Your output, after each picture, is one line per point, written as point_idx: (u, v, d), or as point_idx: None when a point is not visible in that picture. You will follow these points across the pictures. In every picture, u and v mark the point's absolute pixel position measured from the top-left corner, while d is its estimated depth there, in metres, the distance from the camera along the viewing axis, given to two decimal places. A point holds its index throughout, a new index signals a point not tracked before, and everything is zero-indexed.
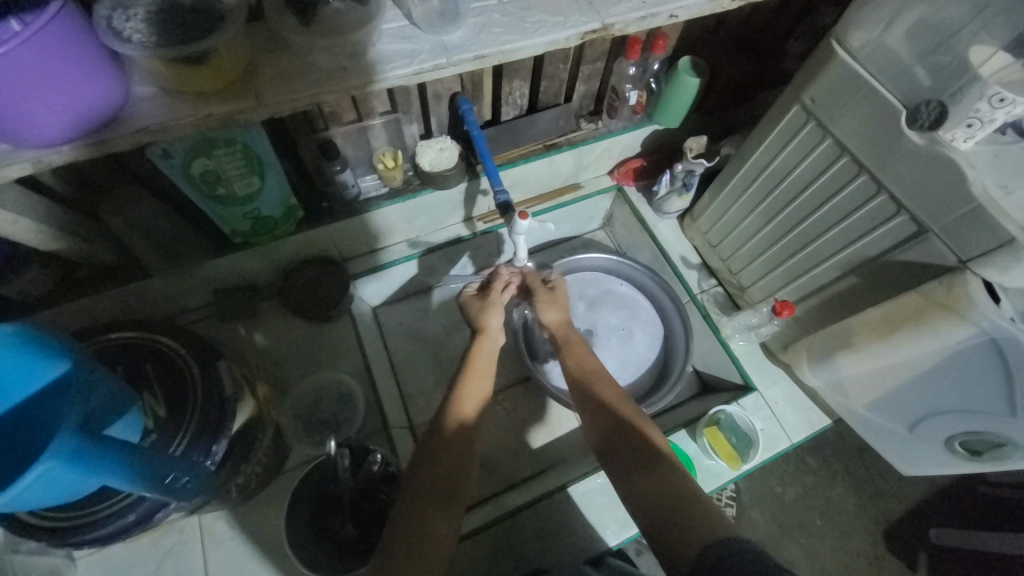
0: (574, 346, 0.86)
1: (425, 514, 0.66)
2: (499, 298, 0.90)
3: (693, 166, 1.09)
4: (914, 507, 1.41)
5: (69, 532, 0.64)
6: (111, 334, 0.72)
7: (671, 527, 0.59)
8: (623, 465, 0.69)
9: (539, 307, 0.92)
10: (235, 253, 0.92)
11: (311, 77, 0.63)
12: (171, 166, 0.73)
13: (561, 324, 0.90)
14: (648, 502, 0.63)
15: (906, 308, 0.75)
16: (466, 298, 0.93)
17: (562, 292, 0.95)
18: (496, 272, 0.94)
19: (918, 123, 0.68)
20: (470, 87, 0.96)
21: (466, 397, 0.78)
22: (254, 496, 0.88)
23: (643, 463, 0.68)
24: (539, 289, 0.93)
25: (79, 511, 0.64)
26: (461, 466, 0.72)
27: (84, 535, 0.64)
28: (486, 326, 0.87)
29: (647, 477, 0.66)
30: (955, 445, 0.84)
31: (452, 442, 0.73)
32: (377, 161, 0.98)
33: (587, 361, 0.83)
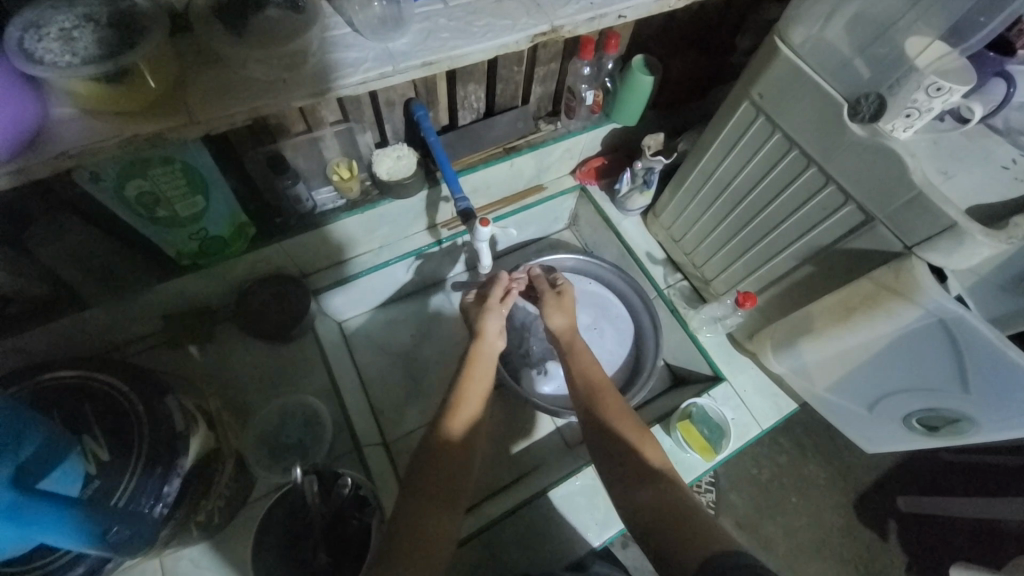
0: (578, 353, 0.87)
1: (425, 523, 0.66)
2: (499, 303, 0.92)
3: (651, 164, 1.11)
4: (879, 478, 1.47)
5: None
6: (45, 374, 0.67)
7: (668, 539, 0.60)
8: (622, 478, 0.70)
9: (547, 312, 0.93)
10: (180, 276, 0.86)
11: (248, 90, 0.60)
12: (103, 189, 0.68)
13: (568, 329, 0.91)
14: (644, 514, 0.64)
15: (858, 294, 0.77)
16: (466, 304, 0.96)
17: (569, 298, 0.97)
18: (497, 279, 0.95)
19: (860, 115, 0.71)
20: (424, 93, 0.94)
21: (464, 401, 0.78)
22: (219, 531, 0.83)
23: (641, 477, 0.69)
24: (547, 294, 0.96)
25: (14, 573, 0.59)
26: (451, 477, 0.71)
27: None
28: (484, 331, 0.87)
29: (645, 489, 0.67)
30: (913, 422, 0.88)
31: (440, 451, 0.72)
32: (331, 172, 0.93)
33: (583, 373, 0.83)
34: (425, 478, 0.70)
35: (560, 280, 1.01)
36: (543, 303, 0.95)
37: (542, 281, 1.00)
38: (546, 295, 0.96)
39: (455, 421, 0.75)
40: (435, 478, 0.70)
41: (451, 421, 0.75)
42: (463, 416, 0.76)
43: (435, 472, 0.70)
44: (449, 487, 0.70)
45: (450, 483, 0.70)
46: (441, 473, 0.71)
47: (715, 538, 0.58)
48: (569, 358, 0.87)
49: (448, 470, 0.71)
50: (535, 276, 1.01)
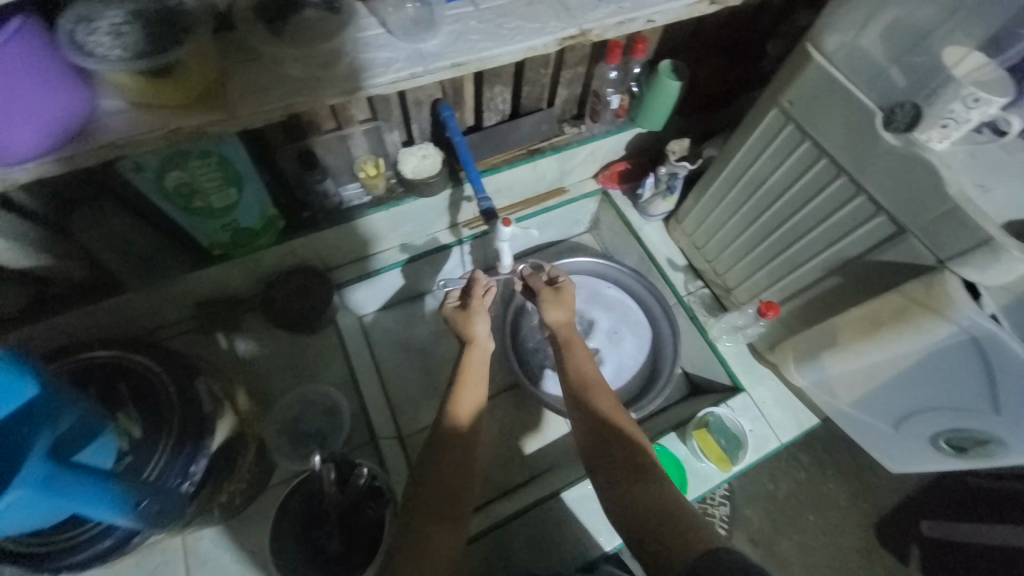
0: (575, 349, 0.85)
1: (432, 515, 0.67)
2: (482, 304, 0.87)
3: (676, 169, 1.10)
4: (903, 500, 1.42)
5: (36, 563, 0.61)
6: (83, 353, 0.70)
7: (659, 539, 0.59)
8: (612, 475, 0.69)
9: (545, 308, 0.89)
10: (212, 266, 0.90)
11: (284, 88, 0.62)
12: (144, 179, 0.71)
13: (567, 324, 0.88)
14: (636, 514, 0.64)
15: (887, 308, 0.76)
16: (448, 310, 0.89)
17: (568, 291, 0.92)
18: (474, 277, 0.88)
19: (894, 124, 0.69)
20: (451, 94, 0.95)
21: (463, 398, 0.78)
22: (239, 513, 0.86)
23: (631, 473, 0.68)
24: (545, 289, 0.92)
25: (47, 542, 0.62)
26: (463, 474, 0.71)
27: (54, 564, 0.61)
28: (474, 335, 0.85)
29: (635, 488, 0.66)
30: (940, 442, 0.85)
31: (449, 441, 0.73)
32: (358, 170, 0.96)
33: (574, 366, 0.82)
34: (439, 472, 0.70)
35: (559, 274, 0.96)
36: (540, 298, 0.91)
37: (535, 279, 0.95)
38: (543, 289, 0.92)
39: (459, 411, 0.77)
40: (445, 471, 0.71)
41: (455, 411, 0.77)
42: (467, 403, 0.78)
43: (448, 468, 0.71)
44: (460, 483, 0.71)
45: (453, 492, 0.69)
46: (448, 467, 0.71)
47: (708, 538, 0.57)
48: (562, 355, 0.85)
49: (457, 461, 0.72)
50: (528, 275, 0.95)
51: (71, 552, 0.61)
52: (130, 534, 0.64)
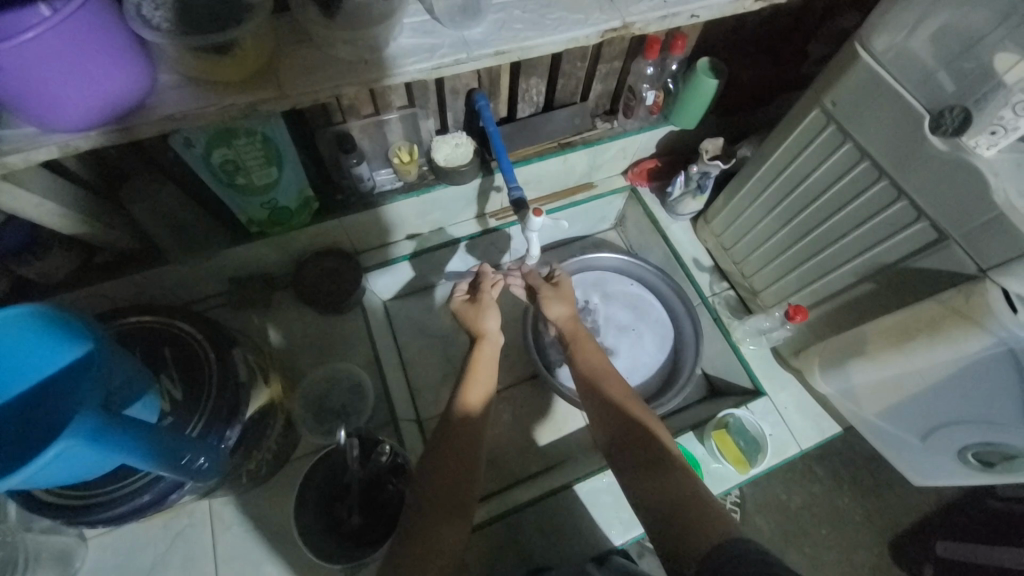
0: (581, 343, 0.87)
1: (444, 487, 0.69)
2: (492, 301, 0.90)
3: (708, 168, 1.09)
4: (921, 520, 1.39)
5: (82, 511, 0.65)
6: (128, 318, 0.74)
7: (676, 525, 0.60)
8: (630, 464, 0.70)
9: (544, 304, 0.93)
10: (249, 242, 0.92)
11: (332, 70, 0.64)
12: (193, 154, 0.74)
13: (570, 319, 0.91)
14: (655, 502, 0.64)
15: (921, 318, 0.75)
16: (457, 305, 0.91)
17: (567, 287, 0.96)
18: (483, 272, 0.93)
19: (941, 128, 0.68)
20: (487, 84, 0.96)
21: (471, 388, 0.80)
22: (263, 483, 0.89)
23: (644, 462, 0.68)
24: (546, 285, 0.95)
25: (92, 491, 0.66)
26: (472, 460, 0.72)
27: (94, 515, 0.65)
28: (483, 329, 0.87)
29: (651, 477, 0.66)
30: (968, 456, 0.83)
31: (460, 429, 0.75)
32: (393, 155, 0.98)
33: (586, 361, 0.84)
34: (457, 452, 0.72)
35: (557, 270, 1.00)
36: (542, 293, 0.94)
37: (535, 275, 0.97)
38: (544, 286, 0.95)
39: (470, 395, 0.78)
40: (461, 450, 0.72)
41: (466, 396, 0.78)
42: (476, 391, 0.80)
43: (466, 448, 0.73)
44: (468, 468, 0.71)
45: (465, 480, 0.70)
46: (453, 460, 0.71)
47: (723, 525, 0.57)
48: (570, 349, 0.88)
49: (467, 438, 0.74)
50: (528, 274, 0.96)
51: (111, 505, 0.65)
52: (166, 491, 0.67)
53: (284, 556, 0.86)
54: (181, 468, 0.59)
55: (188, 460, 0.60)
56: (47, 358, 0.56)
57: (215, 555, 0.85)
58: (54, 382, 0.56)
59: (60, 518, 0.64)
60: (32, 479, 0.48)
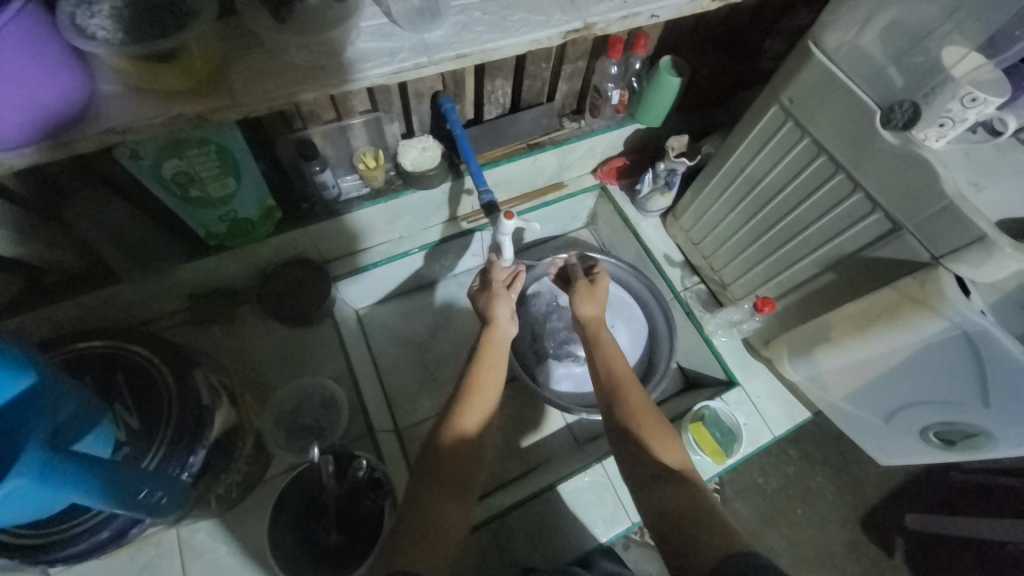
0: (605, 345, 0.86)
1: (427, 508, 0.66)
2: (505, 289, 0.90)
3: (674, 165, 1.10)
4: (889, 495, 1.45)
5: (38, 552, 0.61)
6: (81, 343, 0.70)
7: (681, 533, 0.60)
8: (632, 471, 0.71)
9: (575, 300, 0.95)
10: (208, 256, 0.89)
11: (287, 77, 0.62)
12: (141, 167, 0.71)
13: (596, 319, 0.92)
14: (658, 512, 0.64)
15: (880, 304, 0.77)
16: (472, 293, 0.93)
17: (602, 288, 0.97)
18: (492, 266, 0.92)
19: (893, 123, 0.70)
20: (452, 86, 0.95)
21: (468, 410, 0.75)
22: (237, 505, 0.86)
23: (649, 470, 0.69)
24: (581, 282, 0.98)
25: (48, 529, 0.62)
26: (470, 468, 0.72)
27: (50, 556, 0.61)
28: (495, 316, 0.87)
29: (654, 486, 0.67)
30: (930, 435, 0.87)
31: (458, 438, 0.72)
32: (358, 161, 0.95)
33: (606, 364, 0.83)
34: (449, 458, 0.70)
35: (598, 272, 1.01)
36: (576, 290, 0.96)
37: (577, 270, 1.04)
38: (579, 283, 0.98)
39: (466, 409, 0.75)
40: (454, 456, 0.71)
41: (462, 406, 0.75)
42: (476, 408, 0.76)
43: (461, 450, 0.72)
44: (460, 472, 0.70)
45: (463, 474, 0.70)
46: (450, 464, 0.70)
47: (729, 536, 0.58)
48: (591, 346, 0.87)
49: (456, 452, 0.71)
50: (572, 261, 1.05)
51: (68, 543, 0.61)
52: (126, 526, 0.63)
53: None
54: (138, 503, 0.56)
55: (146, 494, 0.57)
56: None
57: None
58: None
59: (15, 559, 0.60)
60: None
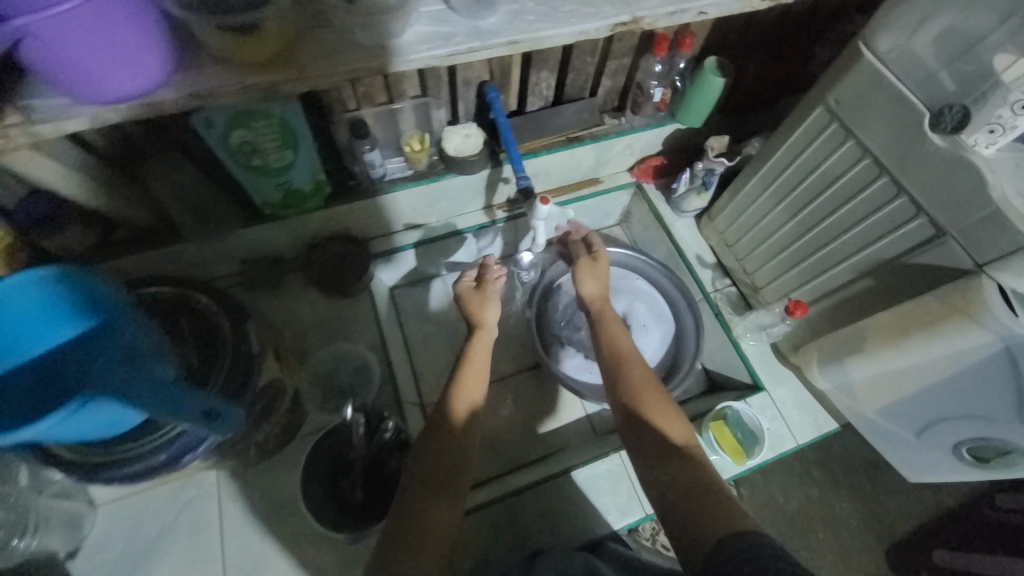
0: (606, 324, 0.89)
1: (439, 477, 0.70)
2: (494, 290, 0.91)
3: (713, 165, 1.11)
4: (918, 529, 1.40)
5: (100, 468, 0.68)
6: (148, 288, 0.76)
7: (685, 515, 0.62)
8: (644, 453, 0.72)
9: (578, 278, 0.95)
10: (262, 222, 0.95)
11: (350, 53, 0.66)
12: (212, 134, 0.77)
13: (598, 297, 0.93)
14: (666, 493, 0.66)
15: (920, 313, 0.76)
16: (461, 290, 0.92)
17: (603, 263, 0.97)
18: (485, 265, 0.93)
19: (940, 126, 0.69)
20: (499, 76, 0.99)
21: (462, 393, 0.79)
22: (271, 457, 0.91)
23: (662, 452, 0.71)
24: (582, 259, 0.97)
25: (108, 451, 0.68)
26: (458, 465, 0.72)
27: (113, 472, 0.68)
28: (484, 322, 0.88)
29: (664, 466, 0.69)
30: (962, 451, 0.84)
31: (443, 437, 0.74)
32: (404, 143, 1.00)
33: (610, 343, 0.86)
34: (444, 454, 0.72)
35: (596, 241, 1.00)
36: (577, 268, 0.96)
37: (578, 245, 1.01)
38: (580, 260, 0.97)
39: (460, 403, 0.78)
40: (451, 447, 0.73)
41: (455, 405, 0.77)
42: (465, 402, 0.78)
43: (451, 455, 0.73)
44: (457, 462, 0.73)
45: (454, 471, 0.71)
46: (441, 457, 0.72)
47: (729, 517, 0.58)
48: (597, 327, 0.90)
49: (453, 448, 0.73)
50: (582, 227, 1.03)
51: (122, 465, 0.68)
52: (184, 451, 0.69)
53: (287, 530, 0.87)
54: (206, 418, 0.62)
55: (213, 410, 0.63)
56: (50, 329, 0.58)
57: (220, 526, 0.87)
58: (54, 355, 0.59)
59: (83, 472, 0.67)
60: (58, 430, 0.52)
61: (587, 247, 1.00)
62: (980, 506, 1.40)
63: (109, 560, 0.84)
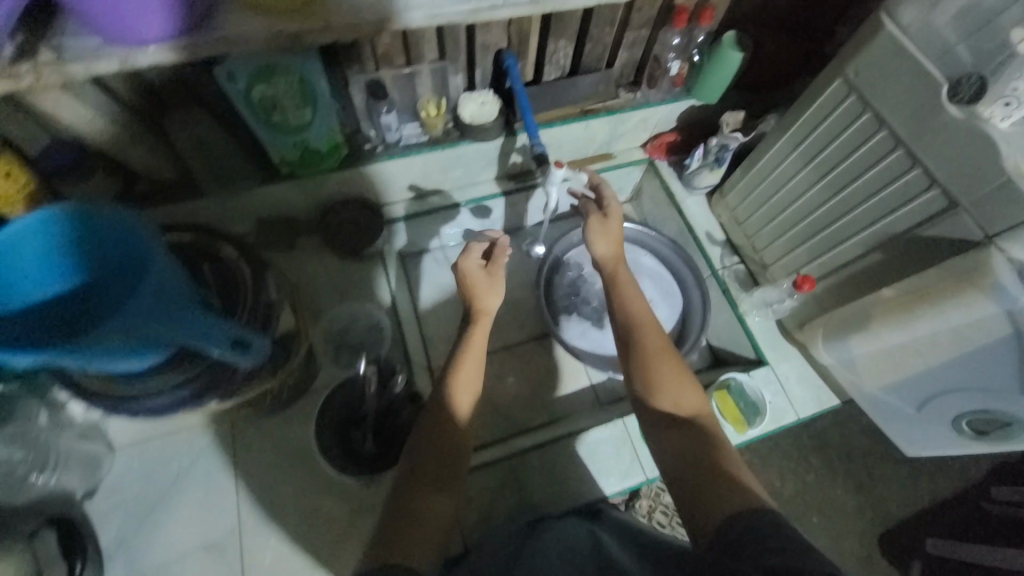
0: (620, 286, 0.90)
1: (449, 449, 0.72)
2: (498, 275, 0.87)
3: (727, 140, 1.11)
4: (912, 519, 1.41)
5: (126, 400, 0.71)
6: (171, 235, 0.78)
7: (692, 495, 0.64)
8: (654, 420, 0.74)
9: (591, 240, 0.95)
10: (279, 181, 0.96)
11: (376, 5, 0.67)
12: (234, 89, 0.78)
13: (614, 257, 0.93)
14: (674, 461, 0.69)
15: (926, 284, 0.77)
16: (465, 269, 0.86)
17: (615, 221, 0.96)
18: (499, 246, 0.88)
19: (958, 97, 0.70)
20: (517, 43, 0.99)
21: (459, 394, 0.76)
22: (284, 409, 0.94)
23: (671, 420, 0.73)
24: (592, 216, 0.96)
25: (133, 383, 0.71)
26: (457, 451, 0.72)
27: (138, 405, 0.71)
28: (486, 310, 0.84)
29: (674, 432, 0.71)
30: (962, 424, 0.87)
31: (445, 425, 0.74)
32: (421, 108, 1.00)
33: (623, 308, 0.86)
34: (443, 441, 0.72)
35: (608, 196, 0.98)
36: (588, 227, 0.96)
37: (589, 203, 1.00)
38: (591, 216, 0.97)
39: (459, 402, 0.76)
40: (450, 435, 0.73)
41: (457, 399, 0.76)
42: (463, 397, 0.76)
43: (450, 445, 0.72)
44: (455, 450, 0.72)
45: (453, 462, 0.71)
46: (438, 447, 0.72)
47: (735, 497, 0.60)
48: (610, 290, 0.90)
49: (450, 442, 0.72)
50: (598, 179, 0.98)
51: (148, 397, 0.71)
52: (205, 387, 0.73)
53: (297, 480, 0.90)
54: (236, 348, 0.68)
55: (243, 340, 0.69)
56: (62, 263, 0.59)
57: (234, 473, 0.90)
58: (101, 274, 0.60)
59: (109, 403, 0.70)
60: (103, 355, 0.57)
61: (597, 205, 0.99)
62: (973, 497, 1.42)
63: (126, 499, 0.87)
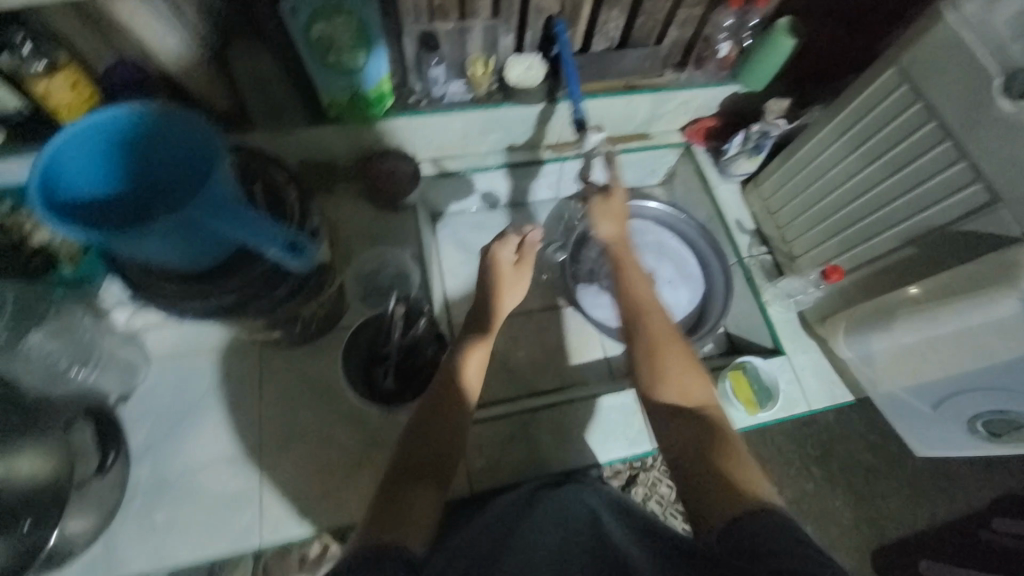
0: (623, 263, 0.92)
1: (444, 436, 0.70)
2: (522, 266, 0.88)
3: (768, 128, 1.11)
4: (908, 538, 1.40)
5: (181, 298, 0.70)
6: None
7: (697, 496, 0.62)
8: (655, 409, 0.74)
9: (595, 219, 0.96)
10: (326, 124, 0.99)
11: None
12: (296, 24, 0.81)
13: (617, 238, 0.95)
14: (680, 451, 0.68)
15: (959, 278, 0.76)
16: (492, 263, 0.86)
17: (618, 199, 0.96)
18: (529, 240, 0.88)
19: (1012, 90, 0.68)
20: (570, 9, 0.99)
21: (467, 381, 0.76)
22: (310, 342, 0.97)
23: (677, 411, 0.72)
24: (595, 198, 0.96)
25: (187, 280, 0.71)
26: (456, 438, 0.71)
27: (191, 303, 0.71)
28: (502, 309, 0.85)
29: (678, 423, 0.70)
30: (977, 424, 0.89)
31: (449, 406, 0.72)
32: (470, 66, 1.03)
33: (626, 292, 0.88)
34: (442, 424, 0.71)
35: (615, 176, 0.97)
36: (591, 207, 0.96)
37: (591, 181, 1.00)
38: (591, 201, 0.97)
39: (469, 382, 0.76)
40: (453, 420, 0.71)
41: (469, 386, 0.76)
42: (473, 379, 0.77)
43: (451, 430, 0.71)
44: (455, 437, 0.71)
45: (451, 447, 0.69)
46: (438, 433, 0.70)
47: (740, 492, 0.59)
48: (616, 265, 0.92)
49: (451, 429, 0.71)
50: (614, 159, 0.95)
51: (202, 296, 0.71)
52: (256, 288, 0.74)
53: (314, 411, 0.94)
54: (289, 251, 0.69)
55: (296, 243, 0.70)
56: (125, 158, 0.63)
57: (257, 396, 0.94)
58: (174, 167, 0.64)
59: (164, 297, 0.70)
60: (165, 241, 0.61)
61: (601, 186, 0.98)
62: (975, 525, 1.41)
63: (155, 408, 0.92)
